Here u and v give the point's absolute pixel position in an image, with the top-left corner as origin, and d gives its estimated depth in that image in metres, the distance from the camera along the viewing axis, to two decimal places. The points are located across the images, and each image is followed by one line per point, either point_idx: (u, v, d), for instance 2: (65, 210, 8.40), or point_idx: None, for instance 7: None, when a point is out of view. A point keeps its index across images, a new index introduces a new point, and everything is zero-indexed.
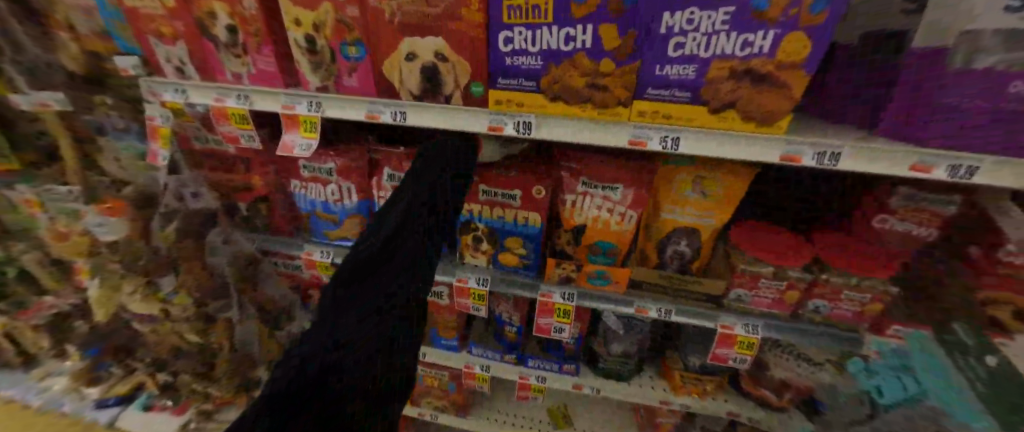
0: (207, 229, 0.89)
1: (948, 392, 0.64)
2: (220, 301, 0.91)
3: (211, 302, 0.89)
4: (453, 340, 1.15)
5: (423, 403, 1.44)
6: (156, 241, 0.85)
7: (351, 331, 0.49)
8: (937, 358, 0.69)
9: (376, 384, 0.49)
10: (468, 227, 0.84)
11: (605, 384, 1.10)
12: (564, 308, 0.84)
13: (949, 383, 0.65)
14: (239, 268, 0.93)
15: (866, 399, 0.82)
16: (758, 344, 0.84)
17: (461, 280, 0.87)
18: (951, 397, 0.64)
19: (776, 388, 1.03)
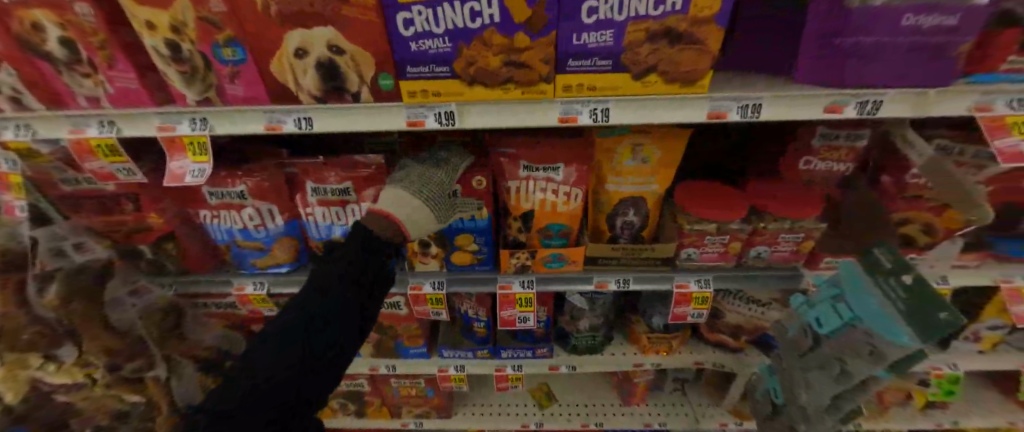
0: (104, 283, 0.77)
1: (876, 315, 0.67)
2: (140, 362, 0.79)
3: (128, 362, 0.77)
4: (421, 347, 1.10)
5: (404, 414, 1.39)
6: (42, 311, 0.71)
7: (326, 368, 0.53)
8: (863, 282, 0.72)
9: (321, 379, 0.54)
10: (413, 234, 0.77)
11: (580, 360, 1.13)
12: (525, 297, 0.83)
13: (877, 307, 0.67)
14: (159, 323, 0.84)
15: (807, 333, 0.84)
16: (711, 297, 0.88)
17: (415, 288, 0.83)
18: (879, 315, 0.67)
19: (734, 331, 1.13)
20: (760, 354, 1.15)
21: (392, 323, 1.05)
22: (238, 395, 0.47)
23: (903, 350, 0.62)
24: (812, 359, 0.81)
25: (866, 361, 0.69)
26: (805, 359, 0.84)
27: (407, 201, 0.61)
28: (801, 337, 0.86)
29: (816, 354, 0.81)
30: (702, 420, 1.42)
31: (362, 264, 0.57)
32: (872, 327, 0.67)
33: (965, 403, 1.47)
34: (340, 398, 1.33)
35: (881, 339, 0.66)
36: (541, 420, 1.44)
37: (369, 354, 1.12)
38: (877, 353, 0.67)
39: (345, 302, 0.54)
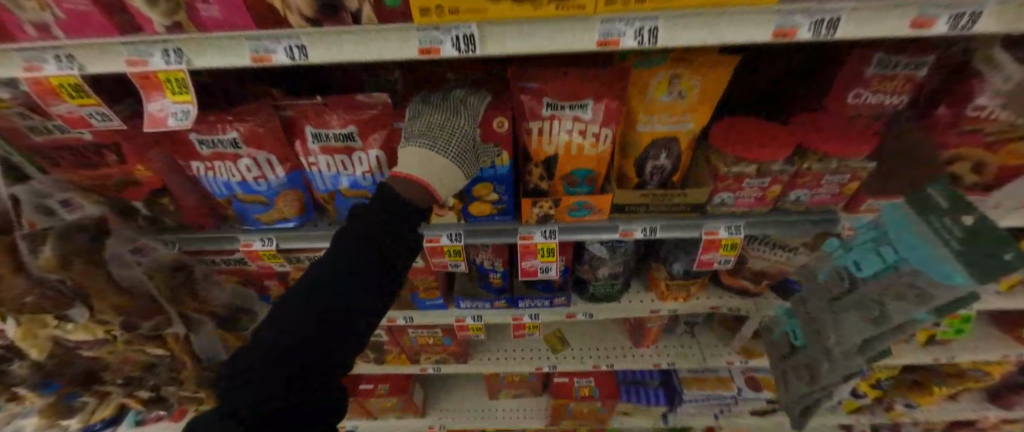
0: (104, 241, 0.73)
1: (919, 253, 0.64)
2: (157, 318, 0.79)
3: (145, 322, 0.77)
4: (438, 299, 1.09)
5: (423, 360, 1.42)
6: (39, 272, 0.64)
7: (348, 328, 0.50)
8: (909, 220, 0.67)
9: (343, 340, 0.51)
10: None
11: (598, 307, 1.15)
12: (547, 247, 0.80)
13: (926, 248, 0.62)
14: (166, 278, 0.81)
15: (842, 276, 0.80)
16: (740, 243, 0.84)
17: (432, 240, 0.79)
18: (929, 258, 0.62)
19: (755, 277, 1.11)
20: (778, 296, 1.14)
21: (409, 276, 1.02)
22: (263, 344, 0.48)
23: (952, 292, 0.61)
24: (847, 302, 0.79)
25: (910, 302, 0.67)
26: (835, 303, 0.81)
27: (432, 159, 0.54)
28: (834, 280, 0.82)
29: (852, 297, 0.78)
30: (709, 358, 1.47)
31: (383, 223, 0.51)
32: (917, 266, 0.64)
33: (972, 341, 1.50)
34: None
35: (928, 278, 0.63)
36: (555, 363, 1.48)
37: None
38: (921, 295, 0.65)
39: (362, 263, 0.49)
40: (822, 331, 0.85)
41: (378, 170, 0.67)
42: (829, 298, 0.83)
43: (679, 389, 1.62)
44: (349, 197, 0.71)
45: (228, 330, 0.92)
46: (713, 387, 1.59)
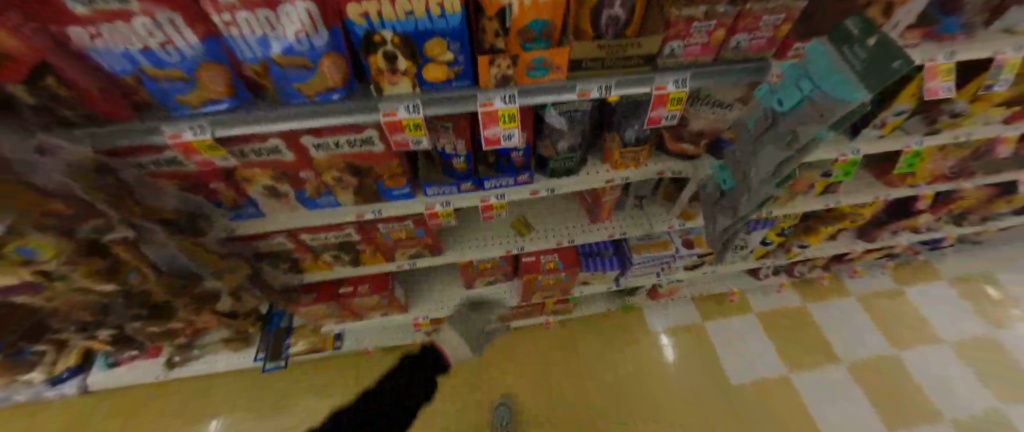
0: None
1: (829, 79, 0.72)
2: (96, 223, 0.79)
3: (88, 225, 0.77)
4: (404, 188, 1.10)
5: (398, 256, 1.49)
6: None
7: None
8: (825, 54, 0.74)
9: None
10: (374, 43, 0.67)
11: (557, 182, 1.27)
12: (508, 113, 0.83)
13: (835, 74, 0.71)
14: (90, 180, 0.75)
15: (766, 115, 0.91)
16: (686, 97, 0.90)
17: (388, 114, 0.77)
18: (836, 81, 0.71)
19: (694, 138, 1.21)
20: (711, 158, 1.28)
21: (368, 164, 0.98)
22: None
23: (844, 106, 0.70)
24: (769, 135, 0.91)
25: (814, 123, 0.78)
26: (758, 140, 0.94)
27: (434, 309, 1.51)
28: (759, 120, 0.93)
29: (771, 135, 0.89)
30: (655, 224, 1.69)
31: None
32: (824, 92, 0.74)
33: (853, 186, 1.82)
34: (332, 251, 1.36)
35: (833, 100, 0.72)
36: (522, 245, 1.61)
37: (351, 202, 1.11)
38: (821, 117, 0.76)
39: None
40: (747, 166, 0.99)
41: (313, 29, 0.61)
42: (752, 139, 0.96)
43: (629, 254, 1.85)
44: (284, 67, 0.66)
45: (180, 234, 0.95)
46: (656, 249, 1.83)
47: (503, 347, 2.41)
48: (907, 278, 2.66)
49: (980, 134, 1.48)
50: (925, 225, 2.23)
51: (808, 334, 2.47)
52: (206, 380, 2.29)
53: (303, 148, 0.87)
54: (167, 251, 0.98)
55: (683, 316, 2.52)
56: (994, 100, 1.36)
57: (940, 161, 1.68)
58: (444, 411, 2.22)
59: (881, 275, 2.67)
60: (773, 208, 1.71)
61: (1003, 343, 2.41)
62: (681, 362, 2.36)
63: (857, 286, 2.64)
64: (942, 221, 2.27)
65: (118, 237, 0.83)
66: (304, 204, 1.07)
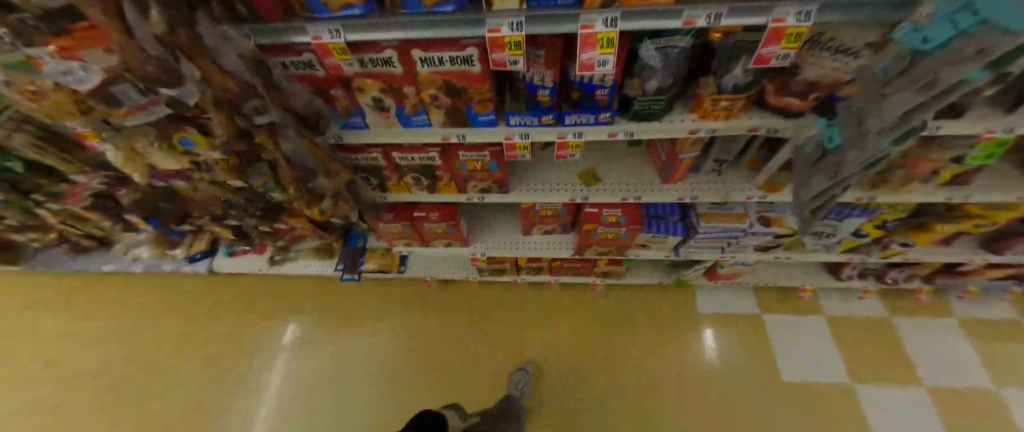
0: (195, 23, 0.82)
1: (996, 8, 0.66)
2: (256, 100, 1.04)
3: (251, 102, 1.03)
4: (489, 114, 1.18)
5: (469, 189, 1.57)
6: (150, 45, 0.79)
7: None
8: None
9: None
10: None
11: (636, 125, 1.26)
12: (607, 37, 0.87)
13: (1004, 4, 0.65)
14: (255, 69, 0.97)
15: (905, 58, 0.87)
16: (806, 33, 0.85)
17: (494, 30, 0.86)
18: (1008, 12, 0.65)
19: (803, 91, 1.11)
20: (817, 117, 1.17)
21: (465, 86, 1.07)
22: None
23: (1012, 40, 0.65)
24: (905, 79, 0.87)
25: (960, 63, 0.74)
26: (891, 85, 0.91)
27: None
28: (895, 64, 0.90)
29: (906, 78, 0.87)
30: (731, 193, 1.59)
31: None
32: (992, 24, 0.68)
33: (989, 178, 1.55)
34: (414, 173, 1.49)
35: (999, 32, 0.67)
36: (586, 194, 1.59)
37: (440, 124, 1.23)
38: (978, 54, 0.70)
39: None
40: (869, 113, 0.99)
41: None
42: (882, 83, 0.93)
43: (696, 223, 1.76)
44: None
45: (305, 132, 1.21)
46: (729, 221, 1.72)
47: (548, 305, 2.48)
48: None
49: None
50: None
51: (886, 355, 2.22)
52: (294, 281, 2.67)
53: (411, 62, 1.00)
54: (292, 142, 1.24)
55: (741, 305, 2.42)
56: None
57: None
58: (484, 356, 2.34)
59: (1002, 304, 2.34)
60: (878, 193, 1.53)
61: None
62: (727, 356, 2.26)
63: (967, 309, 2.33)
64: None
65: (271, 117, 1.11)
66: (400, 120, 1.21)
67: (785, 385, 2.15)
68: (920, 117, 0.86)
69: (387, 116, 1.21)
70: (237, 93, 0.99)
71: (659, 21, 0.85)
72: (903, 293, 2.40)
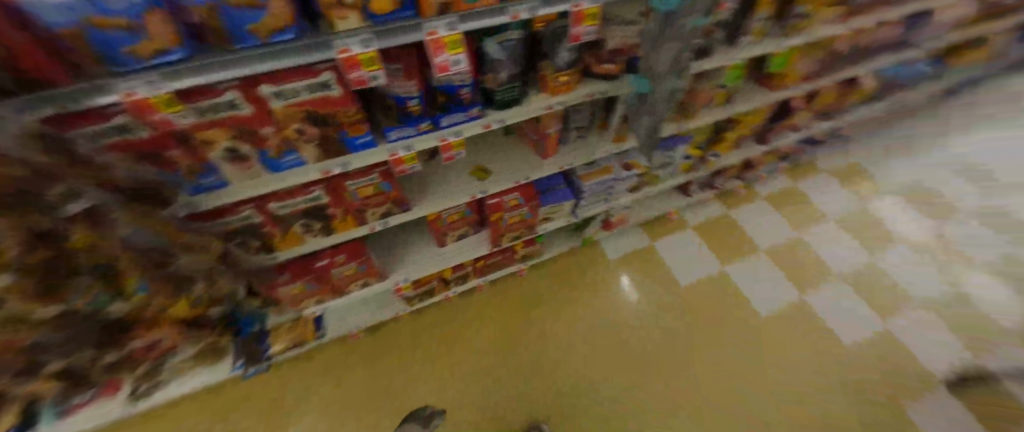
0: None
1: None
2: (42, 182, 0.80)
3: (52, 189, 0.82)
4: (366, 136, 1.21)
5: (370, 218, 1.52)
6: None
7: None
8: None
9: None
10: None
11: (505, 114, 1.37)
12: (452, 39, 1.06)
13: None
14: (33, 147, 0.77)
15: (659, 18, 1.32)
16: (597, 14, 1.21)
17: (344, 50, 0.96)
18: None
19: (614, 56, 1.43)
20: (629, 76, 1.51)
21: (326, 114, 1.11)
22: None
23: None
24: (668, 31, 1.34)
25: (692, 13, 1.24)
26: (661, 38, 1.38)
27: None
28: (655, 24, 1.35)
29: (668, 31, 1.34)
30: (597, 151, 1.84)
31: None
32: None
33: (744, 94, 2.11)
34: (302, 220, 1.40)
35: None
36: (485, 189, 1.68)
37: (315, 160, 1.22)
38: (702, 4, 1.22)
39: None
40: (656, 61, 1.45)
41: None
42: (652, 38, 1.40)
43: (579, 183, 1.96)
44: (237, 8, 0.82)
45: (132, 203, 1.01)
46: (601, 175, 1.97)
47: (475, 311, 2.46)
48: (802, 176, 3.09)
49: (824, 32, 1.78)
50: (803, 123, 2.58)
51: (716, 246, 2.75)
52: (172, 404, 2.12)
53: (262, 99, 1.00)
54: (120, 223, 0.98)
55: (630, 243, 2.75)
56: (825, 1, 1.67)
57: (803, 62, 2.00)
58: (420, 387, 2.22)
59: (779, 178, 3.07)
60: (685, 123, 1.93)
61: (877, 212, 2.85)
62: (642, 295, 2.53)
63: (766, 188, 3.03)
64: (814, 118, 2.63)
65: (76, 205, 0.87)
66: (268, 166, 1.18)
67: (677, 300, 2.50)
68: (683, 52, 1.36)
69: (248, 166, 1.16)
70: (23, 181, 0.76)
71: (490, 18, 1.11)
72: (728, 193, 3.01)
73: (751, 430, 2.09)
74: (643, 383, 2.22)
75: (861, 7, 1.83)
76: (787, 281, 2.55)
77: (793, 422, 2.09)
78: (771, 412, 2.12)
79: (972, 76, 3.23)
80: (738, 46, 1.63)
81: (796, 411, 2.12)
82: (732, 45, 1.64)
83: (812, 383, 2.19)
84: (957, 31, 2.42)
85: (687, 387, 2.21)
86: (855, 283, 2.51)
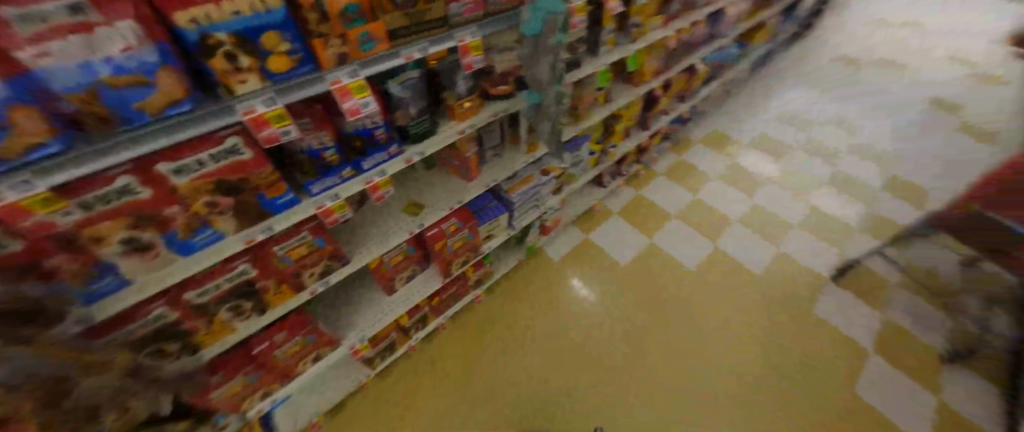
0: None
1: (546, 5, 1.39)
2: None
3: None
4: (287, 194, 1.19)
5: (308, 282, 1.45)
6: None
7: None
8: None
9: None
10: (211, 45, 0.87)
11: (424, 146, 1.44)
12: (356, 84, 1.11)
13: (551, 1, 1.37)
14: None
15: (530, 41, 1.54)
16: (479, 45, 1.36)
17: (248, 111, 0.96)
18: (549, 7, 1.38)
19: (505, 78, 1.64)
20: (522, 91, 1.74)
21: (240, 181, 1.07)
22: None
23: (556, 16, 1.39)
24: (539, 51, 1.55)
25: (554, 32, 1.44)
26: (534, 57, 1.58)
27: None
28: (528, 47, 1.57)
29: (537, 50, 1.55)
30: (515, 163, 2.00)
31: None
32: (552, 13, 1.39)
33: (617, 93, 2.48)
34: (229, 302, 1.28)
35: (553, 13, 1.39)
36: (422, 221, 1.70)
37: (234, 233, 1.15)
38: (558, 26, 1.41)
39: None
40: (538, 76, 1.62)
41: (138, 45, 0.77)
42: (529, 57, 1.59)
43: (507, 196, 2.09)
44: (118, 88, 0.79)
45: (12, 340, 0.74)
46: (525, 184, 2.12)
47: (436, 352, 2.36)
48: (683, 150, 3.64)
49: (656, 35, 2.24)
50: (668, 107, 3.09)
51: (638, 225, 3.04)
52: None
53: (161, 178, 0.94)
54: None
55: (570, 241, 2.95)
56: (650, 12, 2.11)
57: (652, 60, 2.45)
58: None
59: (669, 153, 3.60)
60: (579, 123, 2.20)
61: (746, 163, 3.45)
62: (595, 291, 2.65)
63: (661, 166, 3.50)
64: (675, 102, 3.17)
65: None
66: (179, 250, 1.08)
67: (633, 293, 2.63)
68: (553, 67, 1.54)
69: (153, 255, 1.05)
70: None
71: (388, 62, 1.19)
72: (634, 177, 3.41)
73: (701, 405, 2.13)
74: (609, 378, 2.25)
75: (675, 13, 2.33)
76: (702, 235, 2.94)
77: (726, 386, 2.18)
78: (711, 379, 2.21)
79: (768, 51, 4.19)
80: (599, 56, 1.96)
81: (728, 377, 2.22)
82: (595, 56, 1.96)
83: (753, 348, 2.32)
84: (744, 21, 3.17)
85: (641, 373, 2.26)
86: (750, 222, 2.99)
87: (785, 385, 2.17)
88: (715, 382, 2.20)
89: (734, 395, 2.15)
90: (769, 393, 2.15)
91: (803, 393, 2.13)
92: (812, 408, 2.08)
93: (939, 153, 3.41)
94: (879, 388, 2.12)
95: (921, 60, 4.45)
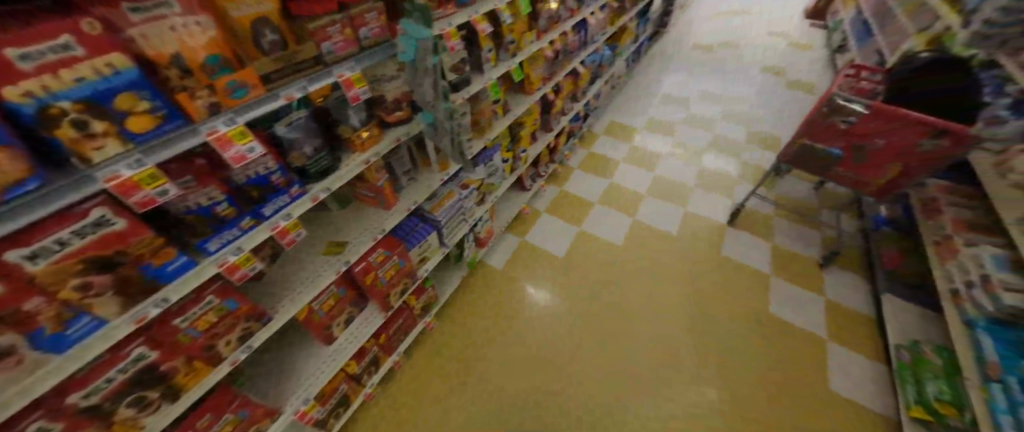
0: None
1: (412, 31, 1.46)
2: None
3: None
4: (179, 258, 1.12)
5: (226, 351, 1.34)
6: None
7: None
8: (410, 24, 1.47)
9: None
10: (52, 115, 0.81)
11: (326, 182, 1.44)
12: (235, 131, 1.10)
13: (416, 27, 1.46)
14: None
15: (410, 66, 1.64)
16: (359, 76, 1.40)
17: (111, 178, 0.91)
18: (415, 33, 1.47)
19: (397, 103, 1.72)
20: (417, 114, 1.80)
21: (116, 254, 0.98)
22: None
23: (426, 41, 1.48)
24: (422, 73, 1.63)
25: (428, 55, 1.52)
26: (418, 79, 1.67)
27: None
28: (411, 71, 1.65)
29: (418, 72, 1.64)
30: (430, 182, 2.05)
31: None
32: (421, 39, 1.48)
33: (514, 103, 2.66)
34: (132, 393, 1.12)
35: (423, 38, 1.47)
36: (346, 259, 1.66)
37: (118, 315, 1.04)
38: (430, 50, 1.50)
39: None
40: (426, 96, 1.70)
41: None
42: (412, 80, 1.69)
43: (432, 217, 2.12)
44: None
45: None
46: (447, 200, 2.17)
47: (392, 394, 2.25)
48: (590, 142, 3.98)
49: (533, 47, 2.46)
50: (565, 108, 3.37)
51: (565, 218, 3.24)
52: None
53: (10, 270, 0.83)
54: None
55: (508, 246, 3.04)
56: (522, 28, 2.33)
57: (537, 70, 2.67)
58: None
59: (579, 150, 3.90)
60: (483, 136, 2.32)
61: (643, 143, 3.87)
62: (541, 292, 2.72)
63: (574, 161, 3.78)
64: (570, 102, 3.47)
65: None
66: (50, 350, 0.94)
67: (575, 286, 2.74)
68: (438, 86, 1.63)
69: (15, 361, 0.91)
70: None
71: (267, 105, 1.19)
72: (553, 176, 3.63)
73: (633, 381, 2.24)
74: (555, 374, 2.30)
75: (545, 26, 2.59)
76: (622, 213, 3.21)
77: (658, 362, 2.30)
78: (644, 358, 2.33)
79: (637, 48, 4.78)
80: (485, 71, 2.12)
81: (660, 354, 2.34)
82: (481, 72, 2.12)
83: (685, 322, 2.47)
84: (609, 25, 3.62)
85: (583, 366, 2.32)
86: (658, 193, 3.34)
87: (713, 354, 2.31)
88: (648, 360, 2.32)
89: (665, 369, 2.27)
90: (697, 364, 2.28)
91: (732, 359, 2.28)
92: (737, 372, 2.22)
93: (783, 107, 4.13)
94: (788, 321, 2.39)
95: (752, 38, 5.40)
